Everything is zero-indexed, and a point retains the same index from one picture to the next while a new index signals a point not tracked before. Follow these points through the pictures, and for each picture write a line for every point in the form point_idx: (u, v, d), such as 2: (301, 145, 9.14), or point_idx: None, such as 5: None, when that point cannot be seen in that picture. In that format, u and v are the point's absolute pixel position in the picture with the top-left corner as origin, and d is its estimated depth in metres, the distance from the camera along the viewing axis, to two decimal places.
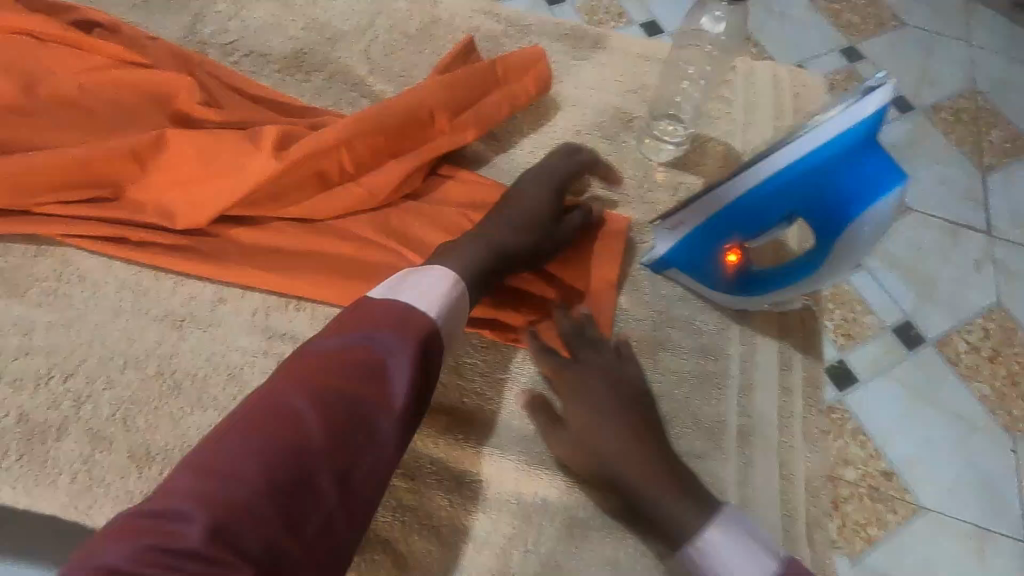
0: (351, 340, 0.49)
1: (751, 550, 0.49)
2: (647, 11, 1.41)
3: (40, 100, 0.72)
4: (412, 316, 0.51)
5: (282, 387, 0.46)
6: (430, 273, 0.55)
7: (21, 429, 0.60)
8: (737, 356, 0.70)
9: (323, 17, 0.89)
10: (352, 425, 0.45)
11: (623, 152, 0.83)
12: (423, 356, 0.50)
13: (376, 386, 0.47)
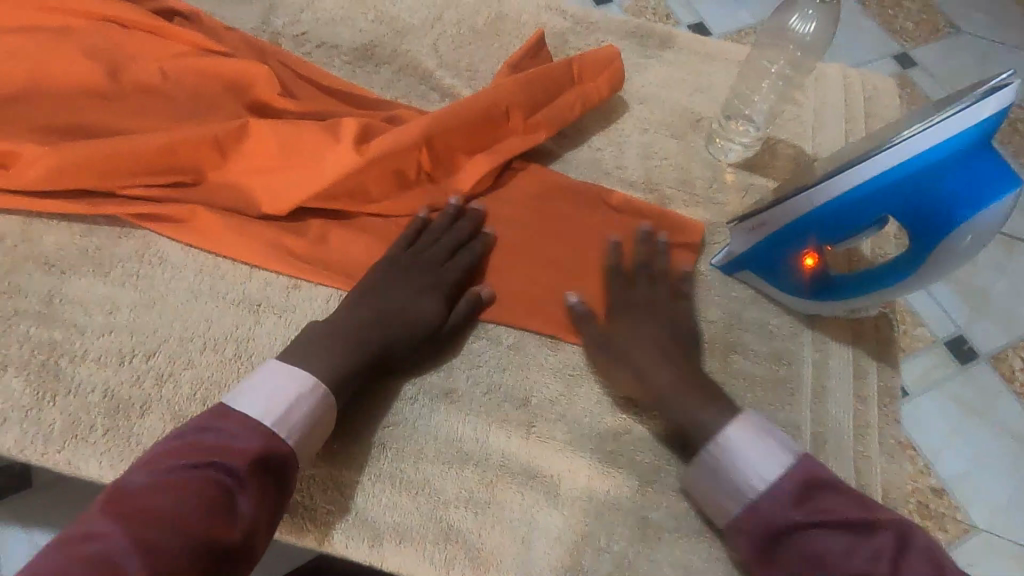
0: (188, 470, 0.47)
1: (770, 449, 0.54)
2: (695, 12, 1.39)
3: (126, 85, 0.74)
4: (266, 438, 0.51)
5: (104, 531, 0.43)
6: (289, 385, 0.54)
7: (106, 405, 0.61)
8: (810, 362, 0.69)
9: (392, 10, 0.90)
10: (191, 572, 0.43)
11: (692, 152, 0.82)
12: (262, 487, 0.49)
13: (219, 522, 0.45)
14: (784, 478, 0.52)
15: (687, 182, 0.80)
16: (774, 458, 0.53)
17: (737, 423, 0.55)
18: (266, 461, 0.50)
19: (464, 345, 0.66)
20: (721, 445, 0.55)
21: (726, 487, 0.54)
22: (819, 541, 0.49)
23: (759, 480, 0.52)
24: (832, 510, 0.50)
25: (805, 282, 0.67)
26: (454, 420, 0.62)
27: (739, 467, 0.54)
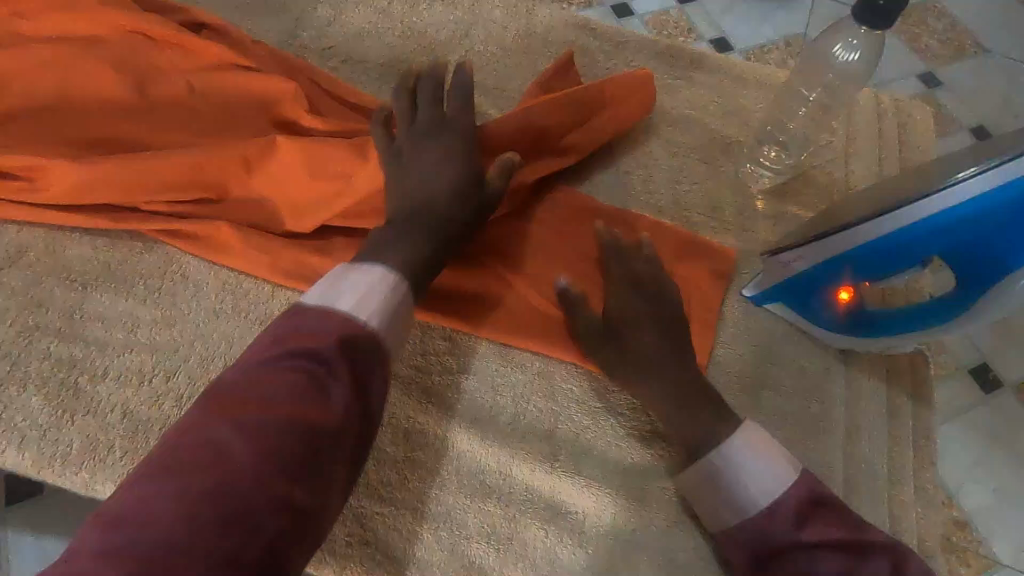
0: (280, 360, 0.45)
1: (765, 456, 0.54)
2: (718, 27, 1.37)
3: (153, 99, 0.73)
4: (349, 324, 0.50)
5: (203, 419, 0.42)
6: (370, 275, 0.54)
7: (125, 425, 0.60)
8: (842, 399, 0.67)
9: (419, 26, 0.89)
10: (296, 453, 0.41)
11: (722, 177, 0.80)
12: (355, 373, 0.48)
13: (314, 405, 0.44)
14: (790, 502, 0.51)
15: (717, 208, 0.78)
16: (781, 479, 0.53)
17: (741, 436, 0.55)
18: (353, 348, 0.49)
19: (487, 373, 0.65)
20: (724, 464, 0.54)
21: (726, 502, 0.54)
22: (816, 564, 0.48)
23: (761, 499, 0.52)
24: (829, 529, 0.50)
25: (840, 316, 0.65)
26: (475, 451, 0.61)
27: (741, 486, 0.53)
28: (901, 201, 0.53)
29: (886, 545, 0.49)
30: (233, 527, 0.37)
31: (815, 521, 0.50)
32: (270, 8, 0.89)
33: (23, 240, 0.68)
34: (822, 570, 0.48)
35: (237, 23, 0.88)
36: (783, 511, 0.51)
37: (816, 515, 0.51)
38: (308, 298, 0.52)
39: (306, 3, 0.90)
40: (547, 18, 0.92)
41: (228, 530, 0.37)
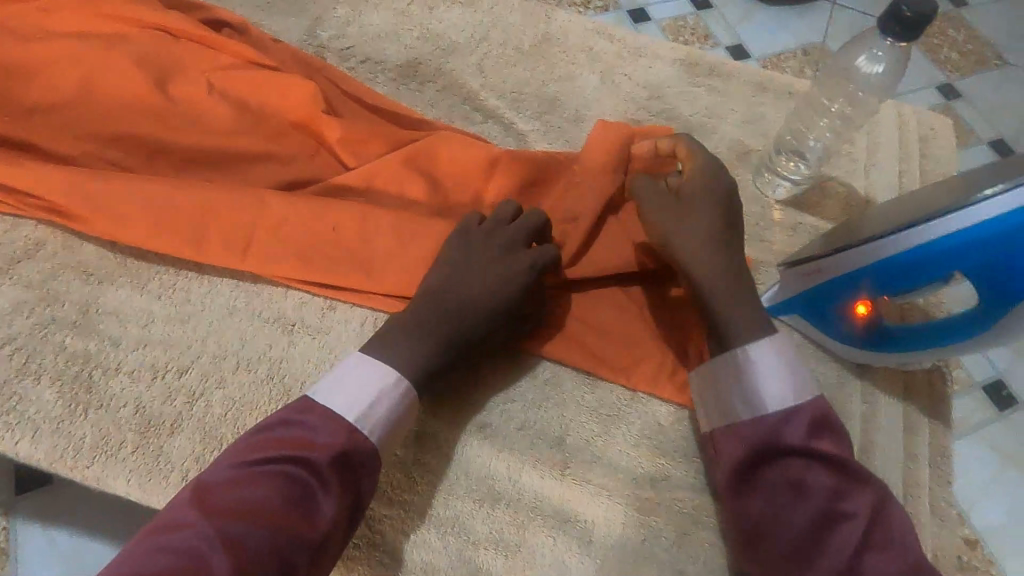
0: (272, 462, 0.49)
1: (790, 374, 0.55)
2: (735, 34, 1.37)
3: (171, 95, 0.74)
4: (349, 437, 0.51)
5: (193, 519, 0.45)
6: (376, 373, 0.55)
7: (137, 420, 0.61)
8: (858, 414, 0.66)
9: (437, 28, 0.89)
10: (271, 565, 0.44)
11: (738, 187, 0.80)
12: (344, 493, 0.50)
13: (298, 520, 0.46)
14: (804, 413, 0.53)
15: None
16: (801, 391, 0.54)
17: (771, 349, 0.56)
18: (348, 459, 0.51)
19: (498, 378, 0.64)
20: (748, 360, 0.56)
21: (739, 396, 0.56)
22: (807, 474, 0.50)
23: (776, 402, 0.54)
24: (828, 448, 0.51)
25: (857, 330, 0.64)
26: (486, 456, 0.61)
27: (760, 387, 0.55)
28: (928, 217, 0.53)
29: (875, 487, 0.51)
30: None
31: (823, 439, 0.52)
32: (290, 8, 0.90)
33: (41, 233, 0.69)
34: (812, 480, 0.50)
35: (257, 21, 0.88)
36: (794, 419, 0.53)
37: (821, 435, 0.52)
38: (317, 392, 0.54)
39: (325, 3, 0.90)
40: (566, 22, 0.92)
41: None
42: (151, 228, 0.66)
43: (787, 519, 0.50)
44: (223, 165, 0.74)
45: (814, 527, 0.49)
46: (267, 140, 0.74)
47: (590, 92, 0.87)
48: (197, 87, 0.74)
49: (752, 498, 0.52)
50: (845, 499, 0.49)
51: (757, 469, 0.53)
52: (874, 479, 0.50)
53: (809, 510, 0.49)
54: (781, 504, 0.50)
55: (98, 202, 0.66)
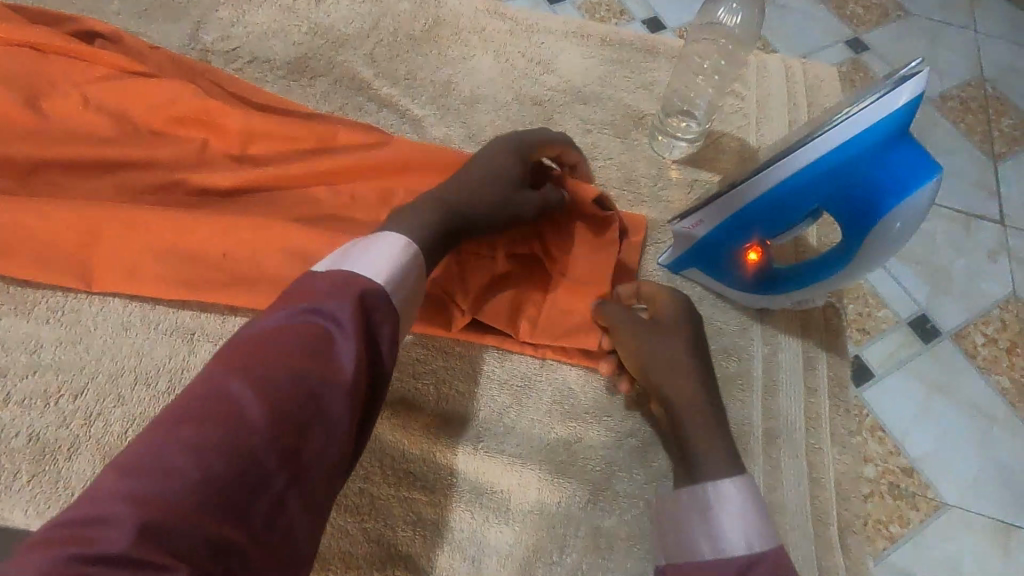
0: (289, 314, 0.43)
1: (752, 519, 0.48)
2: (647, 6, 1.39)
3: (41, 113, 0.71)
4: (357, 288, 0.46)
5: (215, 372, 0.40)
6: (379, 245, 0.51)
7: (32, 449, 0.59)
8: (759, 355, 0.68)
9: (326, 21, 0.88)
10: (304, 407, 0.39)
11: (634, 150, 0.82)
12: (368, 337, 0.45)
13: (323, 363, 0.41)
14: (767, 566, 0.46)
15: (631, 181, 0.80)
16: (764, 540, 0.48)
17: (734, 485, 0.50)
18: (366, 305, 0.46)
19: (407, 359, 0.64)
20: (711, 493, 0.50)
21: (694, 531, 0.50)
22: None
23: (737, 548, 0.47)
24: None
25: (748, 277, 0.67)
26: (399, 440, 0.61)
27: (718, 525, 0.49)
28: (786, 151, 0.55)
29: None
30: (241, 482, 0.36)
31: None
32: (171, 13, 0.87)
33: None
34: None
35: (135, 29, 0.86)
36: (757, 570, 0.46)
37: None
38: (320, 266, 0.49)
39: (207, 6, 0.88)
40: (458, 5, 0.92)
41: (242, 477, 0.36)
42: (32, 253, 0.64)
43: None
44: (107, 179, 0.71)
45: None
46: (150, 146, 0.72)
47: (485, 72, 0.87)
48: (71, 100, 0.72)
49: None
50: None
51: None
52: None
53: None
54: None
55: None
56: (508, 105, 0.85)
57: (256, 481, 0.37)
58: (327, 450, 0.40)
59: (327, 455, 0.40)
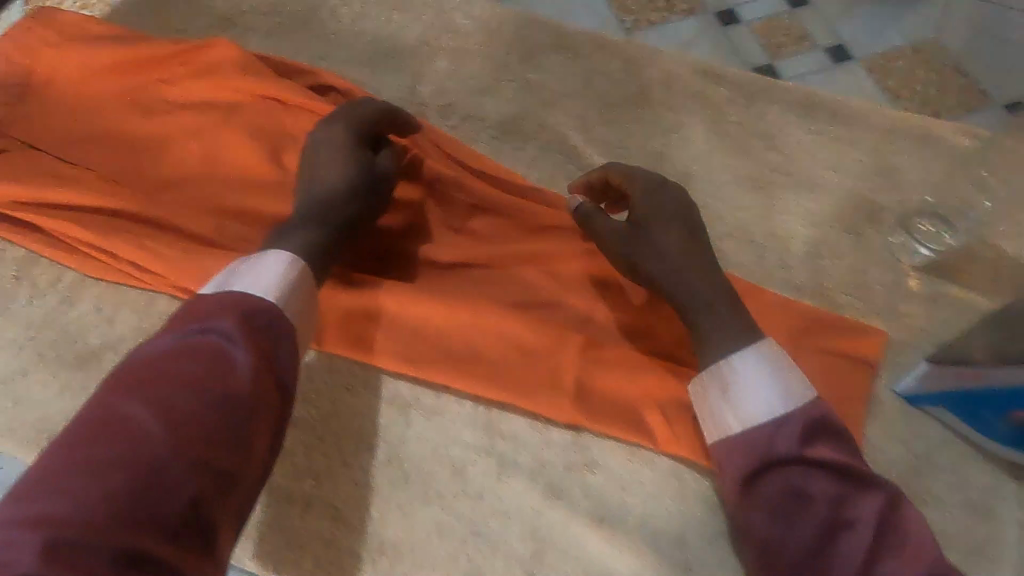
0: (189, 334, 0.45)
1: (772, 373, 0.54)
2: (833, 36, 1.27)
3: (286, 170, 0.76)
4: (243, 304, 0.48)
5: (108, 396, 0.41)
6: (265, 260, 0.53)
7: (270, 499, 0.63)
8: (1016, 519, 0.60)
9: (538, 79, 0.88)
10: (206, 416, 0.41)
11: (868, 251, 0.74)
12: (259, 346, 0.46)
13: (215, 370, 0.43)
14: (795, 421, 0.51)
15: (863, 286, 0.72)
16: (794, 399, 0.53)
17: (745, 359, 0.55)
18: (252, 321, 0.47)
19: (618, 464, 0.64)
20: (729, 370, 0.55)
21: (729, 406, 0.54)
22: (807, 484, 0.48)
23: (764, 418, 0.52)
24: (829, 452, 0.50)
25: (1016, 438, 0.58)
26: (606, 552, 0.60)
27: (744, 395, 0.54)
28: None
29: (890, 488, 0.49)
30: (151, 495, 0.37)
31: (815, 443, 0.50)
32: (392, 63, 0.90)
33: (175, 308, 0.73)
34: (812, 486, 0.48)
35: (361, 78, 0.89)
36: (785, 428, 0.51)
37: (822, 434, 0.51)
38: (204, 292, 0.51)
39: (426, 58, 0.90)
40: (671, 67, 0.88)
41: (158, 489, 0.38)
42: None
43: (802, 508, 0.48)
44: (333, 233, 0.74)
45: (822, 528, 0.46)
46: None
47: (700, 145, 0.82)
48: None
49: (756, 495, 0.50)
50: (850, 509, 0.47)
51: (767, 467, 0.50)
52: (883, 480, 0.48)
53: (815, 517, 0.47)
54: (785, 500, 0.48)
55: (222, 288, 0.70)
56: (724, 184, 0.80)
57: (169, 494, 0.38)
58: (239, 461, 0.42)
59: (236, 468, 0.42)
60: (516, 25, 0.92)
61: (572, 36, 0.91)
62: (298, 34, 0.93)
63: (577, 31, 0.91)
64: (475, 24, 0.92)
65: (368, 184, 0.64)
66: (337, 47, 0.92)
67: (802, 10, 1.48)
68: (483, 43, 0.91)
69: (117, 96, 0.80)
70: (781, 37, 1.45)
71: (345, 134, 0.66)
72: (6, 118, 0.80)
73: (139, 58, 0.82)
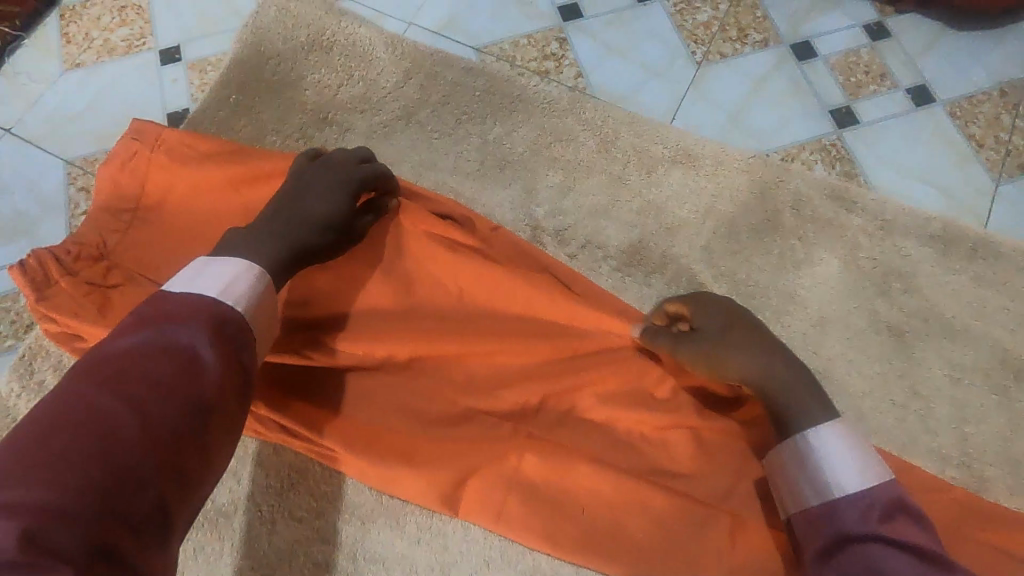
0: (153, 333, 0.46)
1: (857, 454, 0.56)
2: (916, 72, 1.17)
3: (412, 301, 0.72)
4: (217, 314, 0.49)
5: (74, 388, 0.42)
6: (222, 267, 0.54)
7: None
8: None
9: (658, 199, 0.83)
10: (176, 421, 0.43)
11: (1015, 416, 0.72)
12: (230, 354, 0.48)
13: (184, 374, 0.44)
14: (875, 500, 0.53)
15: (1013, 457, 0.70)
16: (870, 477, 0.54)
17: (830, 439, 0.57)
18: (224, 330, 0.49)
19: None
20: (811, 444, 0.57)
21: (811, 484, 0.56)
22: (881, 560, 0.50)
23: (843, 487, 0.54)
24: (909, 534, 0.51)
25: None
26: None
27: (825, 471, 0.56)
28: None
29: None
30: (114, 497, 0.39)
31: (895, 523, 0.52)
32: (503, 175, 0.85)
33: (303, 463, 0.72)
34: (890, 564, 0.49)
35: (471, 194, 0.85)
36: (867, 504, 0.53)
37: (900, 517, 0.53)
38: (171, 287, 0.52)
39: (538, 171, 0.85)
40: (800, 188, 0.83)
41: (124, 484, 0.40)
42: (399, 469, 0.68)
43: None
44: (458, 386, 0.71)
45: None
46: (503, 348, 0.71)
47: (835, 283, 0.78)
48: (445, 291, 0.73)
49: (831, 569, 0.51)
50: None
51: (841, 542, 0.52)
52: (968, 572, 0.50)
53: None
54: (862, 573, 0.49)
55: (346, 445, 0.69)
56: (862, 333, 0.76)
57: (135, 488, 0.40)
58: (202, 465, 0.44)
59: (198, 470, 0.44)
60: (630, 131, 0.87)
61: (691, 147, 0.86)
62: (399, 135, 0.88)
63: (696, 142, 0.86)
64: (586, 131, 0.87)
65: (340, 228, 0.68)
66: (442, 153, 0.87)
67: (885, 40, 1.20)
68: (596, 154, 0.86)
69: (234, 222, 0.76)
70: (862, 75, 1.17)
71: (331, 178, 0.70)
72: (117, 250, 0.75)
73: (247, 178, 0.77)
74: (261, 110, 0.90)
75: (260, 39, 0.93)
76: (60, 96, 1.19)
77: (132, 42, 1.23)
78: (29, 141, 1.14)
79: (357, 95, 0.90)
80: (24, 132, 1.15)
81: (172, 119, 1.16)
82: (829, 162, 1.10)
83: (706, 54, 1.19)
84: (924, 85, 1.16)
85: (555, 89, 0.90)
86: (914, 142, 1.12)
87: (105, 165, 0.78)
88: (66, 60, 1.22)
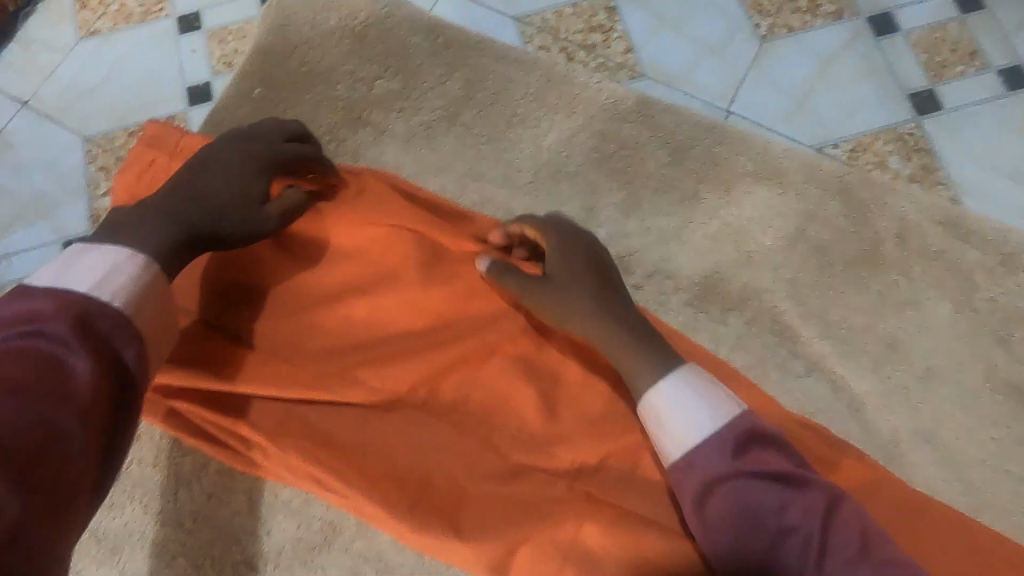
0: (4, 339, 0.40)
1: (713, 394, 0.54)
2: (1013, 48, 0.99)
3: (447, 340, 0.65)
4: (85, 307, 0.43)
5: None
6: (99, 256, 0.47)
7: None
8: None
9: (738, 221, 0.72)
10: (39, 426, 0.38)
11: None
12: (102, 348, 0.43)
13: (45, 375, 0.39)
14: (728, 433, 0.52)
15: None
16: (723, 410, 0.53)
17: (676, 385, 0.55)
18: (96, 327, 0.43)
19: None
20: (658, 396, 0.55)
21: (670, 437, 0.53)
22: (749, 494, 0.49)
23: (703, 430, 0.52)
24: (764, 459, 0.51)
25: None
26: None
27: (677, 422, 0.53)
28: None
29: (828, 485, 0.50)
30: None
31: (751, 449, 0.51)
32: (560, 189, 0.75)
33: (336, 517, 0.67)
34: (756, 496, 0.49)
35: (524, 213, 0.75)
36: (728, 438, 0.52)
37: (757, 444, 0.52)
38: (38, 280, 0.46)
39: (601, 185, 0.75)
40: (905, 214, 0.71)
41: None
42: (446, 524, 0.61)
43: (752, 519, 0.48)
44: (508, 440, 0.64)
45: (773, 536, 0.48)
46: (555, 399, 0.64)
47: (944, 330, 0.68)
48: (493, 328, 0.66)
49: (707, 514, 0.51)
50: (790, 509, 0.48)
51: (715, 484, 0.50)
52: (822, 480, 0.50)
53: (764, 528, 0.48)
54: (736, 515, 0.49)
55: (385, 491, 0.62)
56: (976, 392, 0.66)
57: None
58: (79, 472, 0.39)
59: (74, 479, 0.39)
60: (708, 139, 0.76)
61: (779, 160, 0.74)
62: (442, 139, 0.78)
63: (783, 154, 0.74)
64: (658, 137, 0.76)
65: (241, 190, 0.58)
66: (491, 162, 0.77)
67: (977, 13, 1.01)
68: (669, 166, 0.75)
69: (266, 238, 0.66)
70: (947, 54, 0.99)
71: (243, 158, 0.60)
72: None
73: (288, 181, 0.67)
74: (290, 107, 0.80)
75: (288, 22, 0.83)
76: (78, 62, 1.10)
77: (149, 8, 1.12)
78: (46, 116, 1.06)
79: (395, 91, 0.80)
80: (41, 106, 1.07)
81: (193, 94, 1.06)
82: (904, 154, 0.94)
83: (771, 28, 1.02)
84: (1020, 66, 0.98)
85: (621, 88, 0.78)
86: (1014, 134, 0.94)
87: (121, 175, 0.70)
88: (80, 25, 1.12)
